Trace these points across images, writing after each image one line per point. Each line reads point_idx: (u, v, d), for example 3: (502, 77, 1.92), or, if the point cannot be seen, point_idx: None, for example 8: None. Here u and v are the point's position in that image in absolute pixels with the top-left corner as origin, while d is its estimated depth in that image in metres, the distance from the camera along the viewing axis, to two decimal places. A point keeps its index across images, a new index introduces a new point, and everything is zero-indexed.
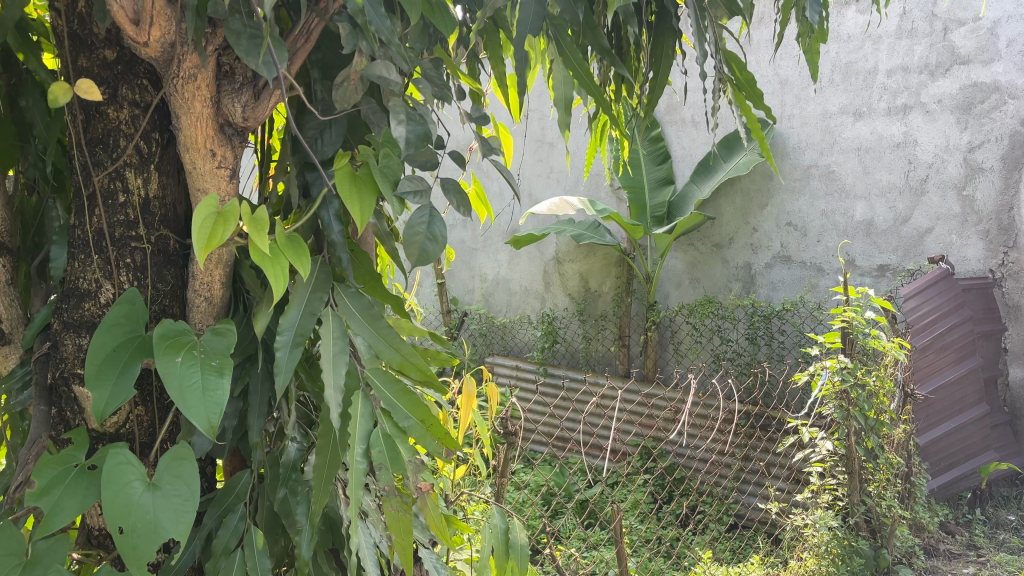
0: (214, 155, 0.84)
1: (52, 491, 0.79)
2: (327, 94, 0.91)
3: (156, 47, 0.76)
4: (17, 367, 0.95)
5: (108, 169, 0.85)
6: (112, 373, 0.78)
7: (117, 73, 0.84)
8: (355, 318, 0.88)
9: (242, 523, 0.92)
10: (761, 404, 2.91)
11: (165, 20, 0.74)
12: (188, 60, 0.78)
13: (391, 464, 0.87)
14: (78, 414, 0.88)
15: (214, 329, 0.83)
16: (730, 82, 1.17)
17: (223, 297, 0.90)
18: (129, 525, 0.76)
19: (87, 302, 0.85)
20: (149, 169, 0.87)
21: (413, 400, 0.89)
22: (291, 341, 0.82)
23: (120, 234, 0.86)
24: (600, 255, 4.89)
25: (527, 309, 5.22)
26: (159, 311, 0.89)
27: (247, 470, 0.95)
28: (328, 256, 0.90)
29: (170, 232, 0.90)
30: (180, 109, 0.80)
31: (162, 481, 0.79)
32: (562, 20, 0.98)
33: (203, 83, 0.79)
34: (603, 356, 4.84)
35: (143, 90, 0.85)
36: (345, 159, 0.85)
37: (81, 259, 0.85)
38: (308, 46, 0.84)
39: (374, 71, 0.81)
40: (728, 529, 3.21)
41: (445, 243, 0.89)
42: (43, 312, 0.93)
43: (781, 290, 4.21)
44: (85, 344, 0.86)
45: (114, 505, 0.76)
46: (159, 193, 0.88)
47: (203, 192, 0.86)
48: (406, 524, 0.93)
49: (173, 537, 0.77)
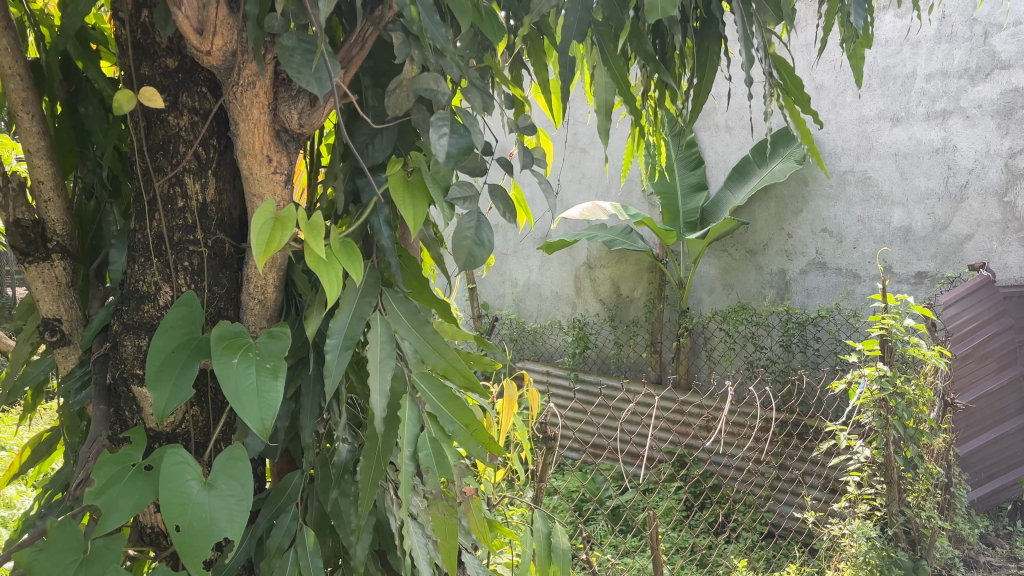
0: (270, 161, 0.85)
1: (112, 490, 0.81)
2: (379, 101, 0.92)
3: (218, 55, 0.78)
4: (77, 367, 0.98)
5: (168, 174, 0.87)
6: (170, 373, 0.80)
7: (177, 81, 0.86)
8: (402, 322, 0.89)
9: (294, 523, 0.93)
10: (797, 413, 2.88)
11: (227, 29, 0.76)
12: (248, 69, 0.80)
13: (438, 468, 0.88)
14: (136, 414, 0.90)
15: (269, 332, 0.85)
16: (778, 87, 1.16)
17: (275, 300, 0.92)
18: (186, 523, 0.78)
19: (147, 304, 0.88)
20: (206, 174, 0.89)
21: (459, 405, 0.90)
22: (341, 344, 0.84)
23: (179, 238, 0.88)
24: (632, 260, 4.87)
25: (558, 316, 5.22)
26: (215, 314, 0.91)
27: (298, 471, 0.96)
28: (376, 261, 0.91)
29: (225, 236, 0.91)
30: (238, 116, 0.82)
31: (217, 480, 0.82)
32: (606, 26, 0.98)
33: (261, 90, 0.81)
34: (635, 362, 4.81)
35: (203, 98, 0.87)
36: (398, 165, 0.86)
37: (141, 262, 0.88)
38: (363, 54, 0.85)
39: (423, 80, 0.82)
40: (762, 538, 3.19)
41: (493, 250, 0.88)
42: (102, 314, 0.95)
43: (816, 297, 4.16)
44: (144, 345, 0.88)
45: (172, 503, 0.78)
46: (216, 198, 0.90)
47: (259, 198, 0.88)
48: (451, 528, 0.95)
49: (228, 535, 0.79)
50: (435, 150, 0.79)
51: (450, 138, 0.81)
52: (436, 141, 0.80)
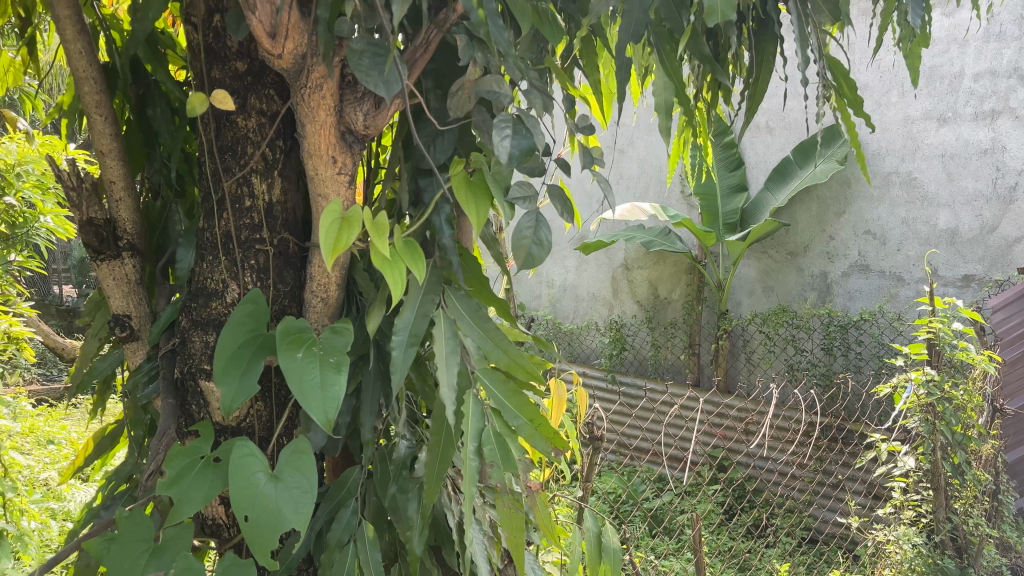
0: (336, 162, 0.87)
1: (183, 481, 0.83)
2: (442, 104, 0.93)
3: (288, 58, 0.80)
4: (144, 362, 1.01)
5: (236, 175, 0.89)
6: (237, 368, 0.82)
7: (246, 83, 0.88)
8: (465, 320, 0.91)
9: (354, 518, 0.95)
10: (840, 417, 2.85)
11: (299, 33, 0.78)
12: (316, 71, 0.81)
13: (502, 462, 0.90)
14: (203, 408, 0.92)
15: (333, 328, 0.87)
16: (832, 90, 1.14)
17: (337, 298, 0.94)
18: (254, 514, 0.80)
19: (214, 301, 0.90)
20: (273, 174, 0.91)
21: (522, 400, 0.93)
22: (405, 341, 0.85)
23: (246, 236, 0.90)
24: (670, 261, 4.84)
25: (595, 317, 5.22)
26: (280, 311, 0.93)
27: (357, 466, 0.98)
28: (437, 260, 0.93)
29: (290, 235, 0.93)
30: (306, 118, 0.84)
31: (283, 472, 0.83)
32: (664, 29, 0.99)
33: (328, 92, 0.83)
34: (672, 364, 4.79)
35: (270, 100, 0.89)
36: (460, 166, 0.88)
37: (209, 260, 0.90)
38: (427, 57, 0.86)
39: (487, 83, 0.83)
40: (803, 543, 3.16)
41: (552, 249, 0.89)
42: (169, 311, 0.98)
43: (858, 300, 4.11)
44: (212, 341, 0.90)
45: (240, 494, 0.80)
46: (281, 198, 0.92)
47: (324, 198, 0.89)
48: (517, 523, 0.94)
49: (295, 527, 0.81)
50: (498, 152, 0.81)
51: (513, 140, 0.83)
52: (499, 142, 0.81)
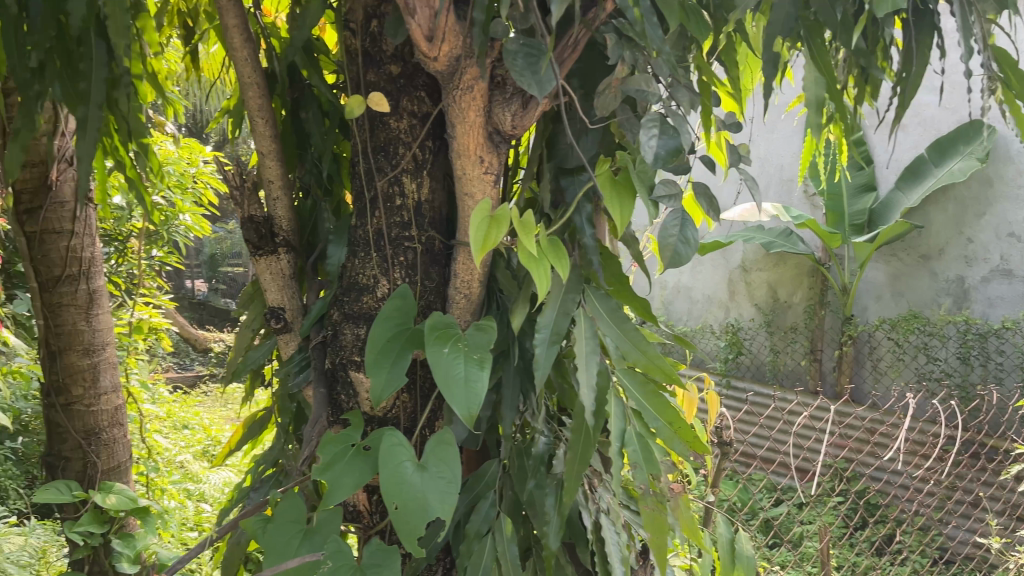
0: (483, 161, 0.89)
1: (335, 467, 0.87)
2: (588, 104, 0.94)
3: (443, 61, 0.82)
4: (295, 352, 1.08)
5: (388, 174, 0.93)
6: (386, 361, 0.85)
7: (399, 86, 0.91)
8: (604, 320, 0.91)
9: (493, 510, 0.97)
10: (980, 431, 2.67)
11: (455, 35, 0.80)
12: (469, 72, 0.83)
13: (645, 465, 0.92)
14: (352, 397, 0.97)
15: (478, 325, 0.89)
16: (998, 82, 1.08)
17: (479, 295, 0.96)
18: (402, 502, 0.83)
19: (366, 296, 0.94)
20: (422, 174, 0.94)
21: (662, 402, 0.93)
22: (548, 339, 0.86)
23: (396, 234, 0.94)
24: (791, 263, 4.68)
25: (710, 319, 5.11)
26: (426, 306, 0.96)
27: (495, 460, 1.00)
28: (577, 259, 0.94)
29: (436, 233, 0.96)
30: (457, 119, 0.86)
31: (429, 463, 0.86)
32: (814, 22, 0.97)
33: (478, 93, 0.84)
34: (792, 370, 4.62)
35: (421, 102, 0.92)
36: (605, 164, 0.87)
37: (361, 256, 0.95)
38: (574, 56, 0.86)
39: (635, 82, 0.83)
40: (935, 564, 2.98)
41: (699, 246, 0.88)
42: (320, 305, 1.03)
43: (999, 307, 3.85)
44: (362, 334, 0.94)
45: (389, 483, 0.83)
46: (429, 197, 0.95)
47: (471, 198, 0.91)
48: (661, 525, 0.95)
49: (440, 517, 0.83)
50: (644, 153, 0.80)
51: (659, 140, 0.81)
52: (646, 143, 0.81)
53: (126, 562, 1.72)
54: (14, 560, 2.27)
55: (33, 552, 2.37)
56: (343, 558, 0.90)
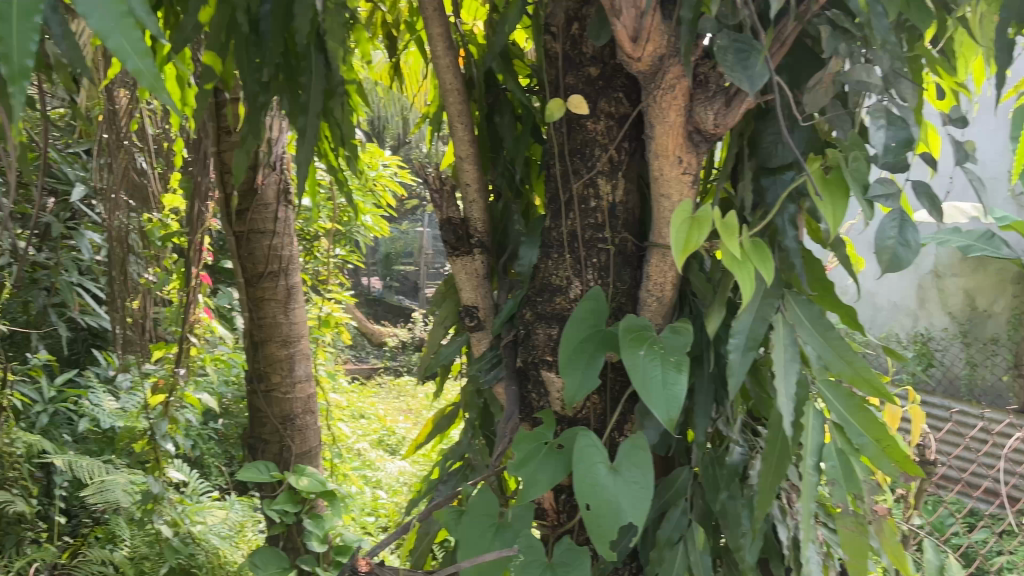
0: (681, 161, 0.86)
1: (529, 465, 0.88)
2: (796, 101, 0.89)
3: (647, 61, 0.81)
4: (488, 350, 1.10)
5: (584, 176, 0.93)
6: (581, 361, 0.86)
7: (598, 88, 0.92)
8: (806, 328, 0.87)
9: (684, 518, 0.95)
10: None
11: (659, 35, 0.79)
12: (672, 71, 0.82)
13: (844, 481, 0.87)
14: (544, 396, 0.98)
15: (673, 328, 0.87)
16: None
17: (672, 298, 0.93)
18: (596, 502, 0.82)
19: (559, 297, 0.95)
20: (618, 176, 0.93)
21: (868, 417, 0.86)
22: (744, 345, 0.84)
23: (590, 236, 0.93)
24: (992, 269, 4.33)
25: (896, 329, 4.70)
26: (618, 309, 0.95)
27: (686, 467, 0.98)
28: (778, 263, 0.90)
29: (630, 235, 0.95)
30: (657, 120, 0.85)
31: (623, 466, 0.85)
32: None
33: (680, 92, 0.82)
34: (992, 387, 4.22)
35: (619, 103, 0.91)
36: (816, 162, 0.83)
37: (555, 258, 0.96)
38: (784, 51, 0.81)
39: (855, 72, 0.78)
40: None
41: (921, 250, 0.82)
42: (510, 305, 1.05)
43: None
44: (555, 335, 0.95)
45: (583, 483, 0.83)
46: (624, 199, 0.94)
47: (667, 199, 0.89)
48: (860, 548, 0.89)
49: (634, 521, 0.82)
50: (873, 141, 0.77)
51: (886, 131, 0.78)
52: (874, 136, 0.77)
53: (315, 541, 1.84)
54: (218, 531, 2.49)
55: (234, 526, 2.59)
56: (534, 554, 0.91)
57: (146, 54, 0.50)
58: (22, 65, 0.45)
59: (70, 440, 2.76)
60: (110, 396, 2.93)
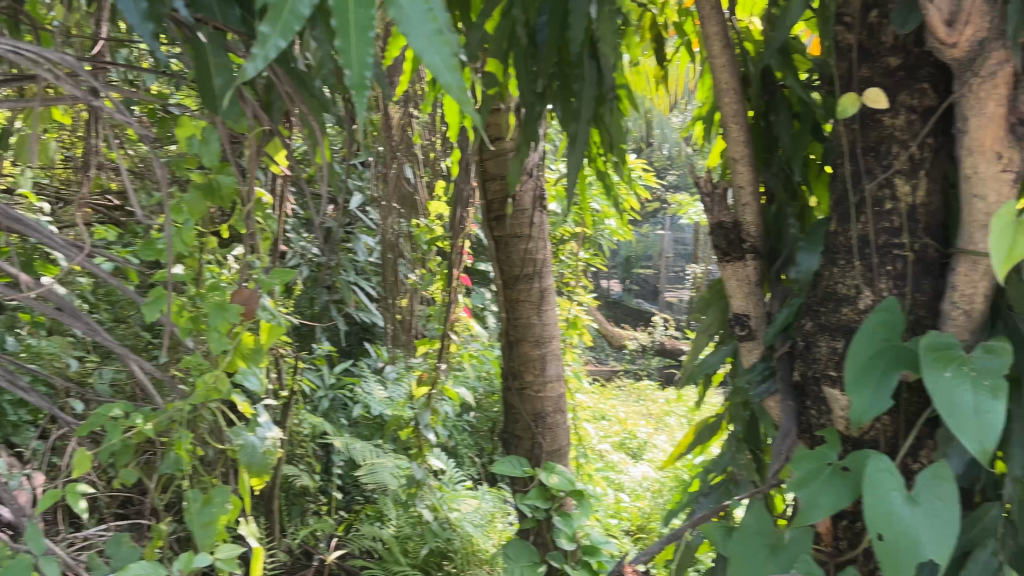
0: (1001, 158, 0.76)
1: (811, 486, 0.82)
2: None
3: (964, 47, 0.75)
4: (759, 362, 1.04)
5: (878, 177, 0.86)
6: (871, 378, 0.78)
7: (898, 79, 0.86)
8: None
9: (994, 560, 0.83)
10: None
11: (981, 15, 0.72)
12: (996, 56, 0.74)
13: None
14: (825, 414, 0.92)
15: (987, 347, 0.76)
16: None
17: (983, 311, 0.82)
18: (892, 533, 0.74)
19: (845, 307, 0.88)
20: (919, 174, 0.85)
21: None
22: None
23: (885, 241, 0.86)
24: None
25: None
26: (915, 322, 0.86)
27: (997, 503, 0.86)
28: None
29: (932, 240, 0.85)
30: (972, 112, 0.77)
31: (922, 497, 0.76)
32: None
33: (1003, 80, 0.75)
34: None
35: (923, 95, 0.84)
36: None
37: (842, 265, 0.89)
38: None
39: None
40: None
41: None
42: (785, 314, 0.99)
43: None
44: (839, 348, 0.89)
45: (875, 509, 0.75)
46: (926, 200, 0.85)
47: (981, 200, 0.78)
48: None
49: (937, 559, 0.72)
50: None
51: None
52: None
53: (564, 538, 1.87)
54: (472, 519, 2.60)
55: (486, 515, 2.69)
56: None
57: (454, 70, 0.50)
58: (361, 74, 0.51)
59: (345, 424, 3.03)
60: (379, 386, 3.14)
